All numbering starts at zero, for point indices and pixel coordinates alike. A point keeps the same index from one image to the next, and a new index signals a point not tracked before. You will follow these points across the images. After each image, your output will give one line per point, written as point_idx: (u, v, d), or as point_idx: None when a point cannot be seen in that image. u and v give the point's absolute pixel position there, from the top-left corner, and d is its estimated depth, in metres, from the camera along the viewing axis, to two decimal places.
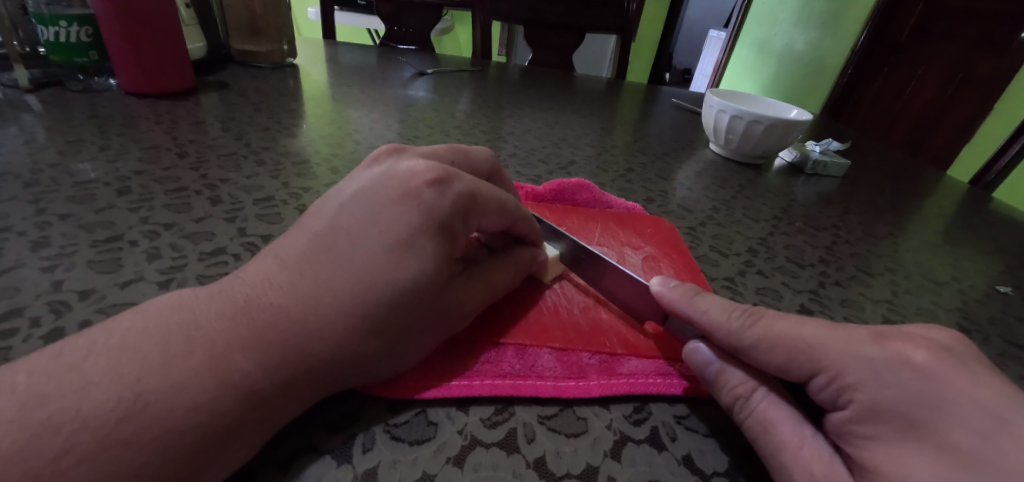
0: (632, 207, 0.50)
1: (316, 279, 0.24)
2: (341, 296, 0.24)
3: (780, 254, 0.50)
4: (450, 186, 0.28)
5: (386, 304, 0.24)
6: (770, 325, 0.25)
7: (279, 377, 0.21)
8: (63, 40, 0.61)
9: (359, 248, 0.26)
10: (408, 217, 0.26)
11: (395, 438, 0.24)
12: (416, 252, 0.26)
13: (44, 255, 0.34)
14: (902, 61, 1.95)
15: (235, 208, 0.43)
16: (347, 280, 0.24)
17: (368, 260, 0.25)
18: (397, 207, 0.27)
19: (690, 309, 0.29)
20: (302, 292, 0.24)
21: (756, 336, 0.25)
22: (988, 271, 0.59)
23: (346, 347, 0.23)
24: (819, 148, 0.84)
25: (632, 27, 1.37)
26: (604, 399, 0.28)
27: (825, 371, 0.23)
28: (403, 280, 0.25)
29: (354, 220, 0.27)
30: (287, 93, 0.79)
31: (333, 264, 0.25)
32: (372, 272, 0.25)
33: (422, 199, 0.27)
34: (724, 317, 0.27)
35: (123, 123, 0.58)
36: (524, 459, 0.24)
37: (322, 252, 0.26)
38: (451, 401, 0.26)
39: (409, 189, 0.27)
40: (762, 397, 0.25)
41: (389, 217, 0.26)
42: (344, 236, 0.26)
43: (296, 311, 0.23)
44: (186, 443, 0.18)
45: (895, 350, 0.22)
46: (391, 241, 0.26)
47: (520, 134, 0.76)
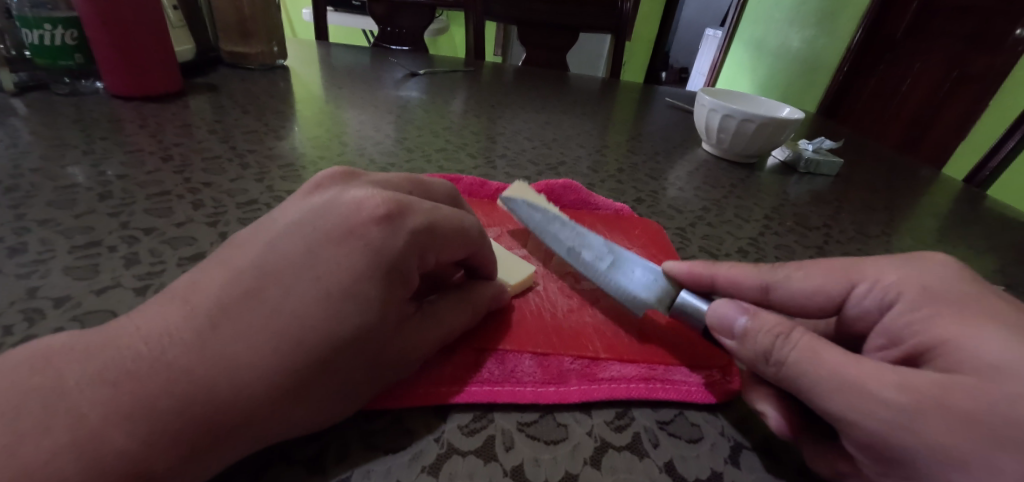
0: (620, 208, 0.49)
1: (234, 330, 0.21)
2: (262, 353, 0.21)
3: (770, 254, 0.50)
4: (403, 222, 0.25)
5: (320, 361, 0.21)
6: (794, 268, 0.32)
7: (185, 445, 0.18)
8: (47, 43, 0.60)
9: (286, 295, 0.22)
10: (350, 260, 0.23)
11: (369, 447, 0.24)
12: (358, 300, 0.23)
13: (21, 261, 0.33)
14: (898, 58, 1.95)
15: (217, 212, 0.42)
16: (269, 335, 0.21)
17: (298, 309, 0.22)
18: (338, 247, 0.24)
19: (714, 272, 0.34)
20: (211, 346, 0.20)
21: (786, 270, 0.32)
22: (982, 269, 0.59)
23: (272, 409, 0.20)
24: (812, 146, 0.83)
25: (626, 26, 1.36)
26: (585, 405, 0.28)
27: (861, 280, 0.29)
28: (340, 334, 0.22)
29: (285, 259, 0.24)
30: (277, 95, 0.78)
31: (255, 311, 0.22)
32: (301, 325, 0.22)
33: (368, 237, 0.24)
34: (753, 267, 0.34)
35: (108, 126, 0.58)
36: (500, 467, 0.23)
37: (240, 294, 0.22)
38: (428, 409, 0.26)
39: (354, 224, 0.25)
40: (802, 332, 0.25)
41: (327, 261, 0.23)
42: (272, 277, 0.23)
43: (209, 364, 0.20)
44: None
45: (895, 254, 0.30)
46: (329, 289, 0.23)
47: (512, 135, 0.76)
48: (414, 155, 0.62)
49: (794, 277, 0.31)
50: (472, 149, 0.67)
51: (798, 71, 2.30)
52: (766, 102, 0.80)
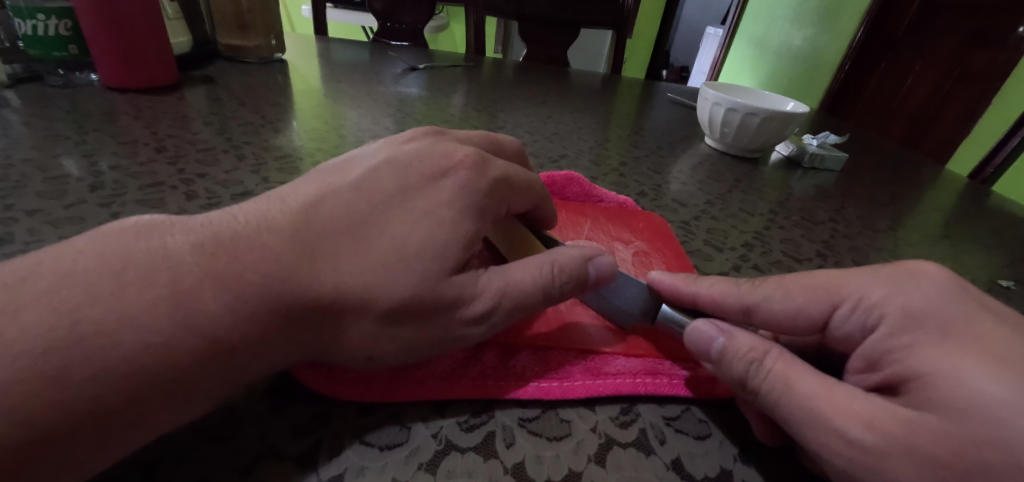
0: (623, 201, 0.49)
1: (309, 232, 0.24)
2: (326, 258, 0.23)
3: (776, 248, 0.49)
4: (487, 172, 0.30)
5: (378, 269, 0.24)
6: (777, 280, 0.29)
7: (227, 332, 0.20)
8: (40, 34, 0.59)
9: (386, 211, 0.26)
10: (443, 191, 0.28)
11: (365, 444, 0.23)
12: (429, 221, 0.26)
13: (6, 252, 0.32)
14: (900, 56, 1.94)
15: (211, 202, 0.41)
16: (347, 240, 0.24)
17: (375, 224, 0.25)
18: (422, 182, 0.28)
19: (699, 281, 0.32)
20: (313, 240, 0.23)
21: (767, 289, 0.29)
22: (990, 264, 0.58)
23: (317, 306, 0.22)
24: (817, 141, 0.82)
25: (627, 22, 1.35)
26: (589, 401, 0.27)
27: (845, 300, 0.26)
28: (408, 246, 0.25)
29: (366, 186, 0.27)
30: (274, 89, 0.77)
31: (332, 221, 0.25)
32: (395, 237, 0.25)
33: (448, 178, 0.29)
34: (734, 284, 0.30)
35: (102, 118, 0.57)
36: (501, 465, 0.22)
37: (339, 204, 0.26)
38: (426, 404, 0.25)
39: (444, 168, 0.29)
40: (775, 358, 0.24)
41: (424, 190, 0.28)
42: (346, 196, 0.26)
43: (278, 259, 0.22)
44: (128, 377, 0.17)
45: (900, 270, 0.26)
46: (422, 211, 0.26)
47: (512, 129, 0.75)
48: None
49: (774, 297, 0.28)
50: None
51: (800, 69, 2.29)
52: (770, 96, 0.79)
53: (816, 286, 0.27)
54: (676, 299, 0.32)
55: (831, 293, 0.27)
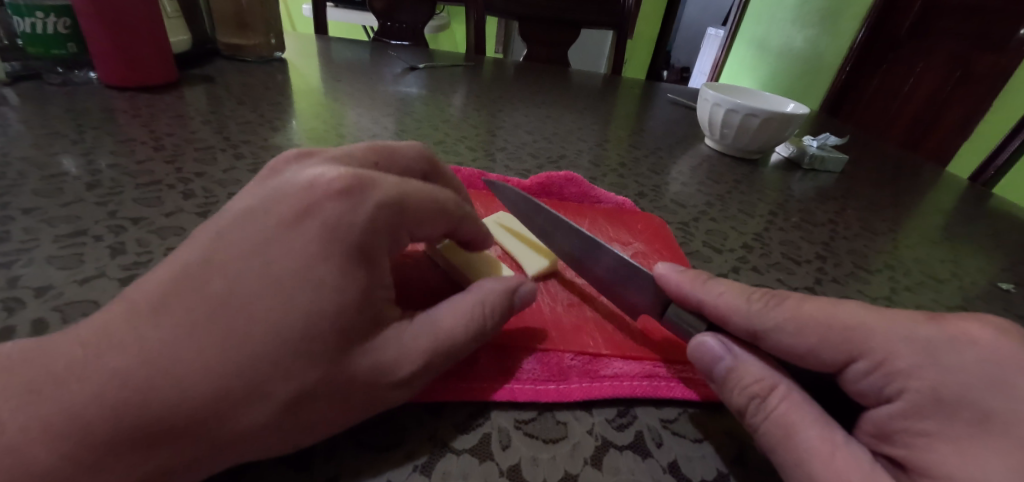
0: (622, 202, 0.48)
1: (183, 324, 0.19)
2: (209, 352, 0.19)
3: (776, 251, 0.49)
4: (364, 196, 0.24)
5: (275, 355, 0.19)
6: (796, 305, 0.25)
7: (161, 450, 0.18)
8: (39, 32, 0.59)
9: (251, 273, 0.21)
10: (310, 234, 0.22)
11: (360, 445, 0.22)
12: (316, 285, 0.21)
13: (2, 250, 0.32)
14: (901, 57, 1.94)
15: (208, 201, 0.41)
16: (217, 322, 0.19)
17: (250, 299, 0.20)
18: (295, 229, 0.22)
19: (703, 292, 0.29)
20: (177, 330, 0.19)
21: (780, 317, 0.25)
22: (989, 267, 0.58)
23: (230, 415, 0.18)
24: (817, 143, 0.82)
25: (628, 22, 1.35)
26: (586, 403, 0.27)
27: (865, 355, 0.23)
28: (296, 324, 0.20)
29: (240, 248, 0.22)
30: (273, 88, 0.77)
31: (203, 305, 0.20)
32: (274, 308, 0.20)
33: (324, 214, 0.23)
34: (743, 301, 0.27)
35: (101, 116, 0.57)
36: (497, 467, 0.22)
37: (200, 275, 0.21)
38: (421, 406, 0.25)
39: (310, 203, 0.23)
40: (780, 396, 0.24)
41: (284, 240, 0.22)
42: (220, 265, 0.21)
43: (166, 361, 0.18)
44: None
45: (957, 329, 0.22)
46: (287, 269, 0.21)
47: (512, 129, 0.75)
48: None
49: (785, 327, 0.25)
50: (471, 143, 0.66)
51: (800, 70, 2.29)
52: (771, 98, 0.79)
53: (840, 324, 0.24)
54: (680, 302, 0.30)
55: (856, 340, 0.23)
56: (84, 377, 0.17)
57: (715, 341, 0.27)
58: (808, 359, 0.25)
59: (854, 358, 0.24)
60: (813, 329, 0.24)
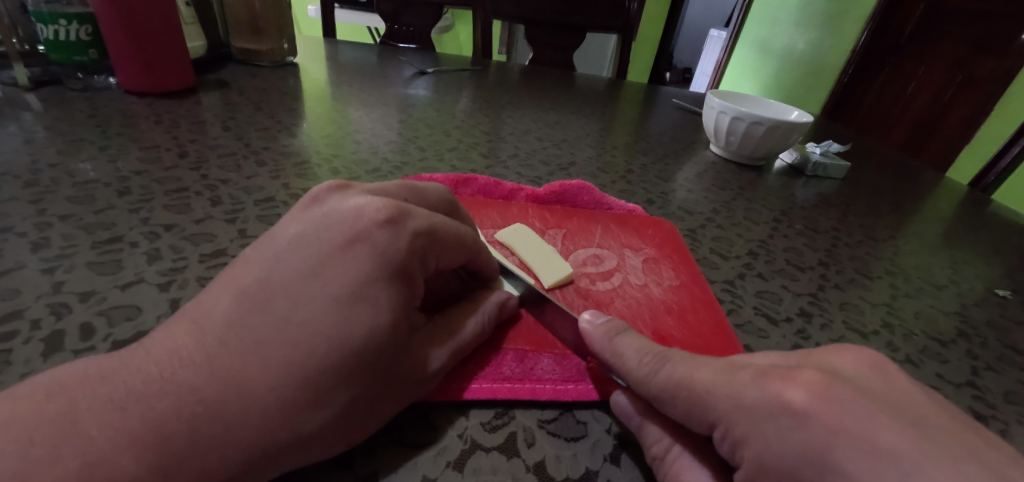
0: (633, 208, 0.50)
1: (249, 348, 0.21)
2: (277, 369, 0.20)
3: (781, 257, 0.50)
4: (405, 226, 0.26)
5: (335, 370, 0.21)
6: (676, 371, 0.23)
7: (241, 458, 0.19)
8: (62, 39, 0.60)
9: (298, 305, 0.22)
10: (357, 264, 0.24)
11: (395, 443, 0.24)
12: (369, 306, 0.23)
13: (46, 256, 0.34)
14: (903, 61, 1.95)
15: (236, 208, 0.43)
16: (283, 343, 0.21)
17: (309, 319, 0.22)
18: (344, 255, 0.24)
19: (606, 350, 0.27)
20: (229, 364, 0.20)
21: (662, 383, 0.24)
22: (987, 274, 0.59)
23: (296, 430, 0.20)
24: (820, 150, 0.84)
25: (632, 27, 1.36)
26: (603, 404, 0.28)
27: (717, 425, 0.22)
28: (355, 340, 0.22)
29: (292, 274, 0.23)
30: (287, 93, 0.78)
31: (267, 328, 0.22)
32: (321, 336, 0.21)
33: (372, 241, 0.24)
34: (635, 360, 0.25)
35: (123, 122, 0.58)
36: (523, 463, 0.24)
37: (252, 309, 0.22)
38: (451, 405, 0.27)
39: (357, 230, 0.25)
40: (673, 458, 0.23)
41: (333, 269, 0.23)
42: (278, 291, 0.23)
43: (241, 377, 0.20)
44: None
45: (782, 398, 0.20)
46: (336, 295, 0.23)
47: (521, 135, 0.76)
48: (426, 154, 0.62)
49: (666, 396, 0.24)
50: (482, 149, 0.68)
51: (802, 74, 2.31)
52: (775, 105, 0.81)
53: (699, 388, 0.22)
54: (597, 355, 0.28)
55: (703, 407, 0.22)
56: (160, 394, 0.19)
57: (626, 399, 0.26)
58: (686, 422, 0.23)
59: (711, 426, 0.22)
60: (683, 398, 0.23)
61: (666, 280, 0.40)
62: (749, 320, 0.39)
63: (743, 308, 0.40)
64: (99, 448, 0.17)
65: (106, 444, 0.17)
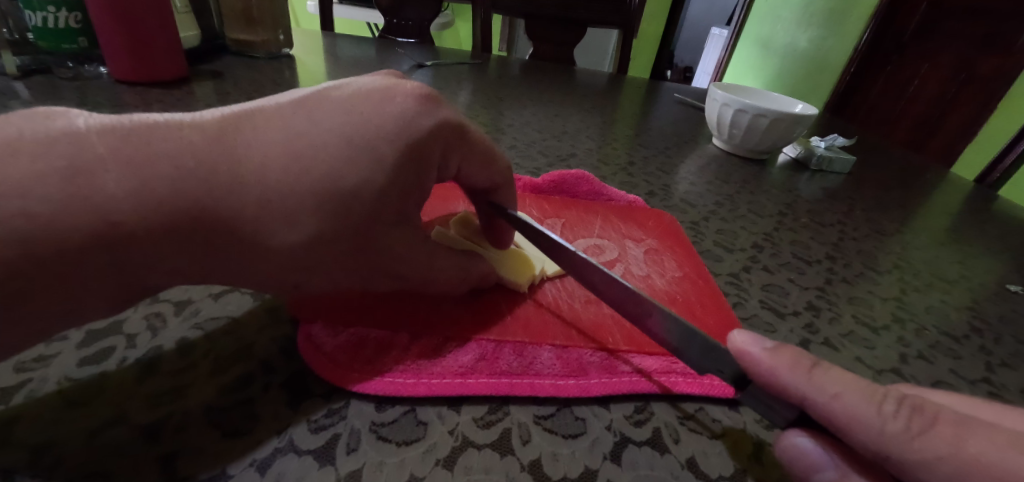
0: (633, 199, 0.49)
1: (254, 144, 0.23)
2: (266, 177, 0.22)
3: (786, 250, 0.49)
4: (439, 110, 0.27)
5: (316, 198, 0.23)
6: (968, 448, 0.18)
7: (206, 229, 0.21)
8: (51, 26, 0.59)
9: (310, 133, 0.24)
10: (379, 120, 0.25)
11: (382, 439, 0.23)
12: (372, 158, 0.24)
13: None
14: (907, 59, 1.93)
15: None
16: (283, 151, 0.23)
17: (315, 146, 0.24)
18: (371, 104, 0.25)
19: (809, 392, 0.21)
20: (223, 154, 0.22)
21: (929, 455, 0.18)
22: (997, 269, 0.57)
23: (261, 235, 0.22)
24: (825, 144, 0.82)
25: (633, 21, 1.35)
26: (604, 398, 0.27)
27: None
28: (345, 184, 0.24)
29: (319, 103, 0.25)
30: (282, 84, 0.77)
31: (277, 134, 0.24)
32: (320, 167, 0.23)
33: (399, 107, 0.26)
34: (871, 413, 0.19)
35: (112, 110, 0.57)
36: (518, 462, 0.23)
37: (269, 118, 0.24)
38: (442, 400, 0.25)
39: (394, 93, 0.26)
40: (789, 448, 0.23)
41: (359, 114, 0.25)
42: (305, 115, 0.24)
43: (236, 160, 0.22)
44: (119, 251, 0.19)
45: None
46: (348, 139, 0.24)
47: (520, 127, 0.75)
48: None
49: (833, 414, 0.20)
50: None
51: (805, 71, 2.29)
52: (779, 98, 0.79)
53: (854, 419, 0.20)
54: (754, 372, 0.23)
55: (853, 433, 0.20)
56: (153, 146, 0.21)
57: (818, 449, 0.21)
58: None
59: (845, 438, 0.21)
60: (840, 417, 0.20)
61: (668, 271, 0.39)
62: (755, 313, 0.37)
63: (749, 302, 0.39)
64: (110, 183, 0.19)
65: (116, 190, 0.19)
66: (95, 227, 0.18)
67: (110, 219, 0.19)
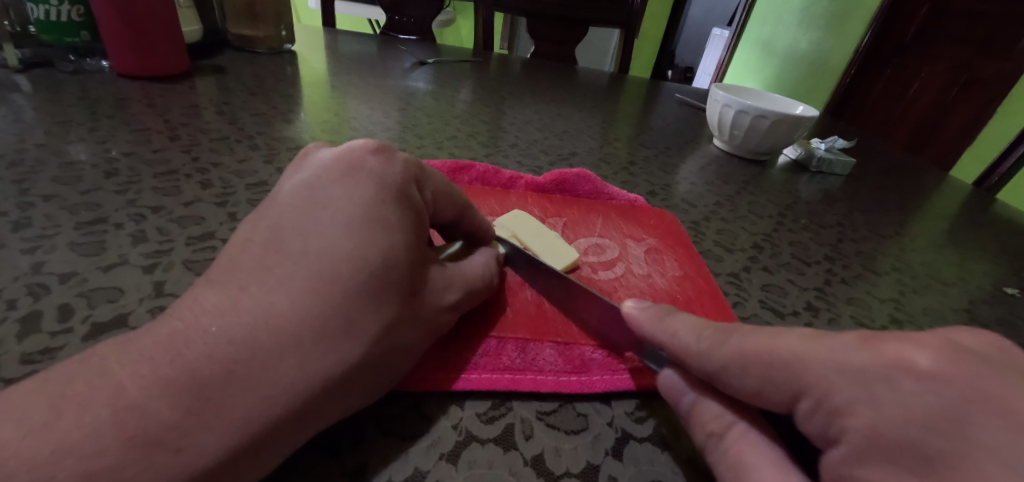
0: (634, 199, 0.49)
1: (280, 283, 0.20)
2: (304, 307, 0.20)
3: (786, 251, 0.49)
4: (395, 155, 0.27)
5: (365, 295, 0.21)
6: (740, 341, 0.21)
7: (304, 383, 0.19)
8: (53, 19, 0.59)
9: (312, 239, 0.22)
10: (360, 190, 0.24)
11: (387, 433, 0.23)
12: (383, 229, 0.23)
13: (26, 236, 0.32)
14: (907, 61, 1.94)
15: (132, 181, 0.41)
16: (308, 277, 0.21)
17: (330, 248, 0.22)
18: (345, 184, 0.24)
19: (658, 331, 0.25)
20: (260, 310, 0.19)
21: (724, 358, 0.22)
22: (994, 272, 0.58)
23: (339, 363, 0.20)
24: (824, 145, 0.82)
25: (635, 21, 1.35)
26: (605, 396, 0.27)
27: (805, 394, 0.19)
28: (376, 262, 0.22)
29: (303, 216, 0.23)
30: (284, 80, 0.77)
31: (289, 264, 0.21)
32: (337, 263, 0.21)
33: (369, 169, 0.25)
34: (692, 338, 0.24)
35: (114, 105, 0.57)
36: (521, 456, 0.23)
37: (268, 253, 0.22)
38: (446, 396, 0.25)
39: (352, 162, 0.25)
40: (738, 435, 0.21)
41: (336, 198, 0.23)
42: (292, 231, 0.22)
43: (269, 309, 0.19)
44: (236, 445, 0.17)
45: (893, 352, 0.17)
46: (349, 222, 0.22)
47: (521, 125, 0.75)
48: (424, 142, 0.61)
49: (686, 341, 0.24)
50: (481, 138, 0.66)
51: (805, 72, 2.29)
52: (779, 100, 0.79)
53: (782, 359, 0.20)
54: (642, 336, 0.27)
55: (790, 380, 0.19)
56: (199, 339, 0.18)
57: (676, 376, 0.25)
58: (755, 400, 0.21)
59: (796, 400, 0.20)
60: (756, 368, 0.21)
61: (669, 271, 0.39)
62: (754, 313, 0.37)
63: (748, 301, 0.39)
64: (200, 370, 0.17)
65: (207, 367, 0.17)
66: (208, 412, 0.16)
67: (211, 400, 0.17)
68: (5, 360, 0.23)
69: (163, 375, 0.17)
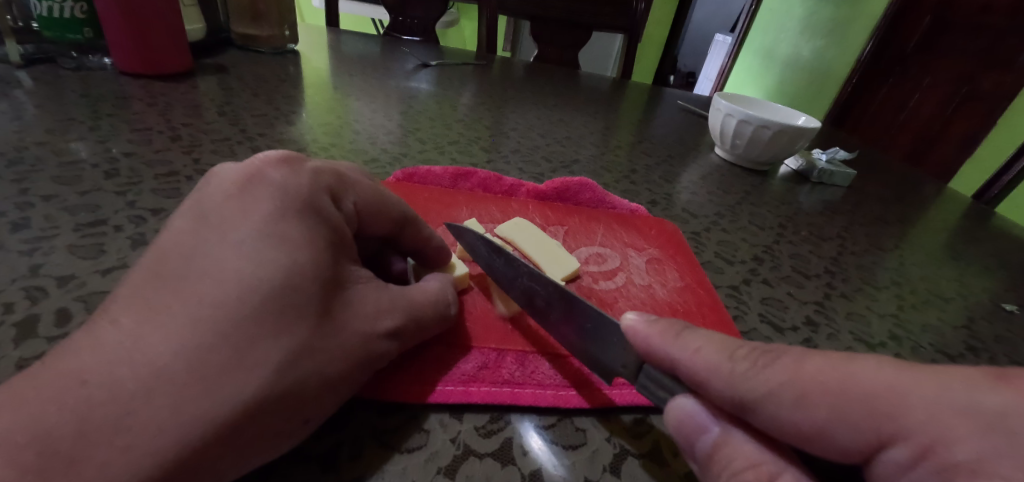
0: (636, 208, 0.49)
1: (154, 312, 0.18)
2: (184, 339, 0.17)
3: (786, 264, 0.49)
4: (303, 164, 0.25)
5: (260, 321, 0.18)
6: (796, 365, 0.20)
7: (179, 430, 0.16)
8: (56, 16, 0.59)
9: (198, 262, 0.19)
10: (259, 202, 0.22)
11: (384, 447, 0.23)
12: (283, 243, 0.21)
13: (24, 237, 0.32)
14: (908, 71, 1.93)
15: (132, 182, 0.41)
16: (189, 303, 0.18)
17: (216, 269, 0.19)
18: (241, 197, 0.22)
19: (675, 348, 0.23)
20: (131, 351, 0.17)
21: (773, 382, 0.20)
22: (993, 287, 0.58)
23: (228, 401, 0.17)
24: (826, 157, 0.83)
25: (639, 27, 1.35)
26: (604, 410, 0.27)
27: (893, 433, 0.18)
28: (270, 281, 0.19)
29: (190, 236, 0.20)
30: (287, 80, 0.77)
31: (169, 292, 0.19)
32: (225, 286, 0.19)
33: (270, 180, 0.23)
34: (724, 359, 0.22)
35: (116, 103, 0.57)
36: (518, 472, 0.23)
37: (149, 281, 0.19)
38: (444, 408, 0.25)
39: (249, 173, 0.23)
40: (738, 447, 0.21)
41: (231, 213, 0.21)
42: (181, 253, 0.20)
43: (141, 348, 0.17)
44: None
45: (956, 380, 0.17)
46: (242, 239, 0.20)
47: (523, 131, 0.75)
48: (426, 147, 0.61)
49: (702, 349, 0.22)
50: (483, 144, 0.66)
51: (807, 82, 2.30)
52: (781, 110, 0.79)
53: (856, 391, 0.19)
54: (650, 359, 0.25)
55: (875, 415, 0.18)
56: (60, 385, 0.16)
57: (696, 405, 0.23)
58: (814, 440, 0.20)
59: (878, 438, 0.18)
60: (824, 401, 0.19)
61: (671, 282, 0.39)
62: (754, 327, 0.37)
63: (748, 315, 0.39)
64: (51, 425, 0.15)
65: (57, 419, 0.15)
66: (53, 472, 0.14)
67: (65, 461, 0.14)
68: (1, 365, 0.23)
69: (6, 433, 0.14)
